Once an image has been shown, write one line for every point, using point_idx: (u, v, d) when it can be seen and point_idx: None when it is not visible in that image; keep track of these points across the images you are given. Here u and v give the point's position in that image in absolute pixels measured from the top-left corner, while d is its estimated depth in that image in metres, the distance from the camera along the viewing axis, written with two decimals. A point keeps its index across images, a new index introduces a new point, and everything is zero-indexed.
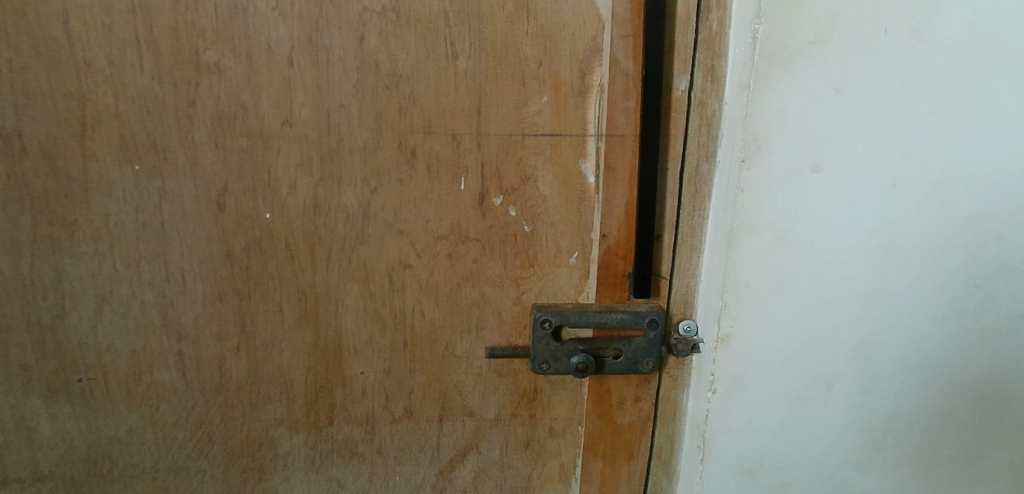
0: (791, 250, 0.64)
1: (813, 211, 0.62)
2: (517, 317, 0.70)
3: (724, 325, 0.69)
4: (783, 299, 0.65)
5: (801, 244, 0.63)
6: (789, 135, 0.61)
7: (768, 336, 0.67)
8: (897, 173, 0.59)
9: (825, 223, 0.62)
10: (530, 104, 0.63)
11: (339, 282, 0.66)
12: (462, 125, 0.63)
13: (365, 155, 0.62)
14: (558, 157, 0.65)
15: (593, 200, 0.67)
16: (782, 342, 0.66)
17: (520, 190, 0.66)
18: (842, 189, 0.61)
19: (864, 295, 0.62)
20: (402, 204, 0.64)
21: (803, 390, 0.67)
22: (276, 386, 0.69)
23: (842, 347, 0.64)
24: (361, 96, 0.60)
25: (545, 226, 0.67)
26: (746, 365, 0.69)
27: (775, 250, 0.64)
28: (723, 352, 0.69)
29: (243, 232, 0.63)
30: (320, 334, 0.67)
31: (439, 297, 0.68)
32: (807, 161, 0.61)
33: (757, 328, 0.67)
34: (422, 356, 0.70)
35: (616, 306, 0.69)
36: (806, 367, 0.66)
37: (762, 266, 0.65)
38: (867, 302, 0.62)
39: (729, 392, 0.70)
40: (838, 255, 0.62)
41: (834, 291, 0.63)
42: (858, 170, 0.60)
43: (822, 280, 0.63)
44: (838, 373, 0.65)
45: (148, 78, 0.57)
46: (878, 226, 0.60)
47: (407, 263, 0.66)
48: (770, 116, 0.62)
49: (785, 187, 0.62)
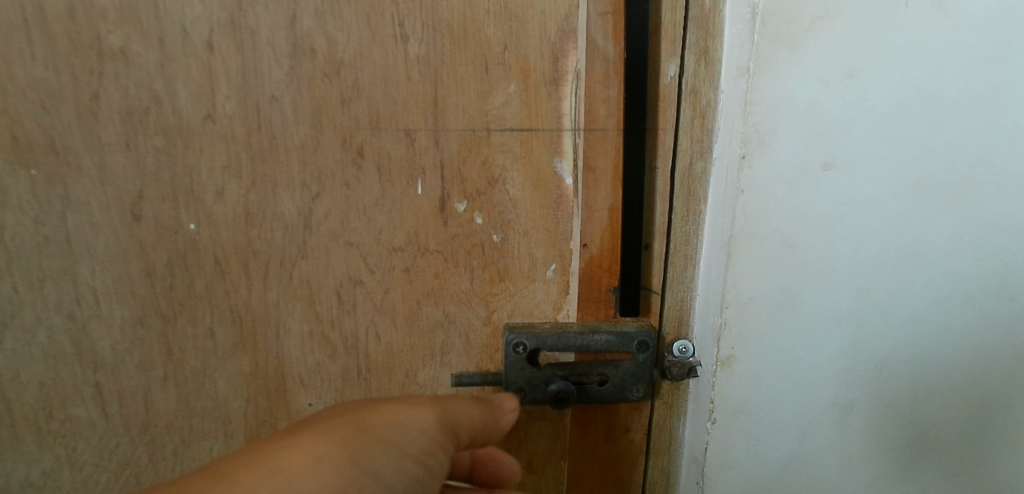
0: (797, 260, 0.53)
1: (818, 213, 0.51)
2: (487, 341, 0.62)
3: (724, 347, 0.59)
4: (788, 318, 0.55)
5: (805, 254, 0.53)
6: (794, 127, 0.52)
7: (772, 363, 0.57)
8: (920, 166, 0.46)
9: (835, 228, 0.51)
10: (494, 95, 0.54)
11: (280, 303, 0.57)
12: (416, 120, 0.54)
13: (303, 155, 0.53)
14: (529, 155, 0.57)
15: (571, 204, 0.58)
16: (788, 365, 0.56)
17: (486, 194, 0.57)
18: (852, 187, 0.50)
19: (889, 317, 0.50)
20: (349, 212, 0.56)
21: (812, 419, 0.56)
22: (212, 421, 0.61)
23: (862, 380, 0.52)
24: (298, 87, 0.52)
25: (516, 235, 0.59)
26: (750, 391, 0.59)
27: (780, 259, 0.54)
28: (726, 378, 0.60)
29: (164, 246, 0.54)
30: (259, 361, 0.59)
31: (397, 318, 0.60)
32: (812, 157, 0.51)
33: (762, 350, 0.57)
34: (378, 385, 0.62)
35: (601, 325, 0.61)
36: (818, 400, 0.55)
37: (765, 281, 0.55)
38: (892, 328, 0.50)
39: (733, 424, 0.61)
40: (849, 266, 0.51)
41: (848, 311, 0.52)
42: (872, 165, 0.48)
43: (832, 296, 0.52)
44: (857, 410, 0.53)
45: (40, 66, 0.49)
46: (902, 232, 0.48)
47: (358, 279, 0.58)
48: (773, 104, 0.52)
49: (789, 188, 0.52)
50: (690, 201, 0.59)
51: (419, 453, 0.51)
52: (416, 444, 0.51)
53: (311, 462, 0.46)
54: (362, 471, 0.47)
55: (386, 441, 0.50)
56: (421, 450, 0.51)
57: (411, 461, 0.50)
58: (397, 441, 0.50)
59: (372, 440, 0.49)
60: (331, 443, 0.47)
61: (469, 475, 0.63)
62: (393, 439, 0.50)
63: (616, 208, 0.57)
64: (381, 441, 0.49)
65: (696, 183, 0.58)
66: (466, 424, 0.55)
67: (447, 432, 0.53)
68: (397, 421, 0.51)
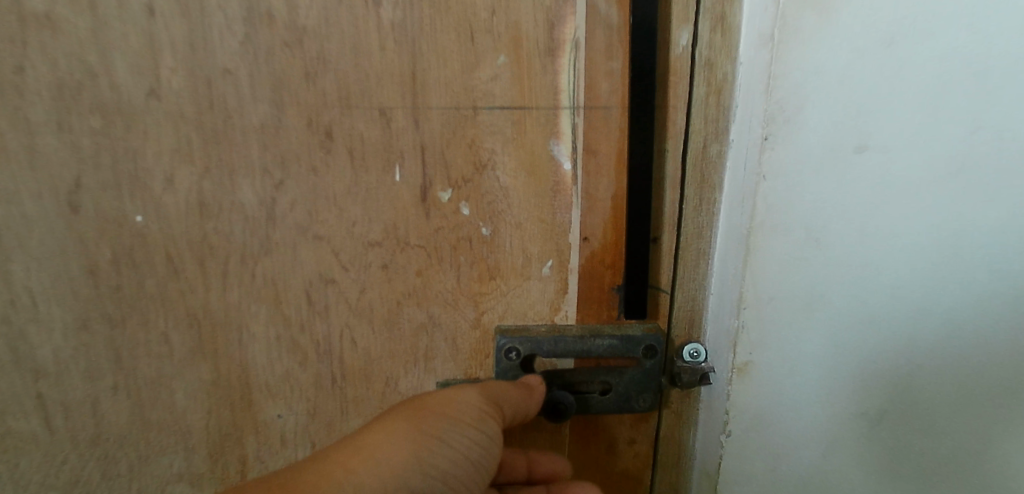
0: (823, 255, 0.46)
1: (850, 202, 0.44)
2: (476, 345, 0.55)
3: (741, 354, 0.52)
4: (813, 325, 0.48)
5: (832, 250, 0.45)
6: (827, 103, 0.44)
7: (796, 373, 0.49)
8: (961, 142, 0.39)
9: (871, 219, 0.43)
10: (482, 67, 0.48)
11: (243, 304, 0.51)
12: (392, 97, 0.47)
13: (264, 138, 0.47)
14: (522, 137, 0.50)
15: (570, 193, 0.51)
16: (810, 374, 0.49)
17: (474, 181, 0.50)
18: (887, 170, 0.42)
19: (923, 320, 0.43)
20: (318, 202, 0.49)
21: (834, 432, 0.49)
22: (170, 435, 0.54)
23: (891, 389, 0.45)
24: (254, 59, 0.45)
25: (508, 227, 0.52)
26: (768, 403, 0.52)
27: (806, 256, 0.47)
28: (743, 391, 0.53)
29: (108, 241, 0.48)
30: (221, 368, 0.53)
31: (374, 320, 0.53)
32: (844, 138, 0.43)
33: (783, 359, 0.50)
34: (356, 394, 0.55)
35: (604, 328, 0.55)
36: (850, 415, 0.47)
37: (790, 282, 0.48)
38: (920, 331, 0.43)
39: (755, 441, 0.53)
40: (883, 263, 0.43)
41: (881, 315, 0.44)
42: (911, 144, 0.41)
43: (862, 297, 0.45)
44: (881, 421, 0.46)
45: None
46: (938, 219, 0.41)
47: (330, 278, 0.51)
48: (802, 77, 0.44)
49: (818, 174, 0.45)
50: (703, 188, 0.52)
51: (474, 421, 0.50)
52: (468, 411, 0.50)
53: (381, 437, 0.48)
54: (425, 441, 0.49)
55: (440, 413, 0.50)
56: (475, 414, 0.50)
57: (467, 428, 0.50)
58: (451, 411, 0.50)
59: (428, 412, 0.50)
60: (396, 418, 0.50)
61: (528, 479, 0.59)
62: (447, 411, 0.50)
63: (619, 197, 0.51)
64: (436, 412, 0.50)
65: (710, 166, 0.51)
66: (511, 392, 0.52)
67: (497, 400, 0.51)
68: (447, 395, 0.51)
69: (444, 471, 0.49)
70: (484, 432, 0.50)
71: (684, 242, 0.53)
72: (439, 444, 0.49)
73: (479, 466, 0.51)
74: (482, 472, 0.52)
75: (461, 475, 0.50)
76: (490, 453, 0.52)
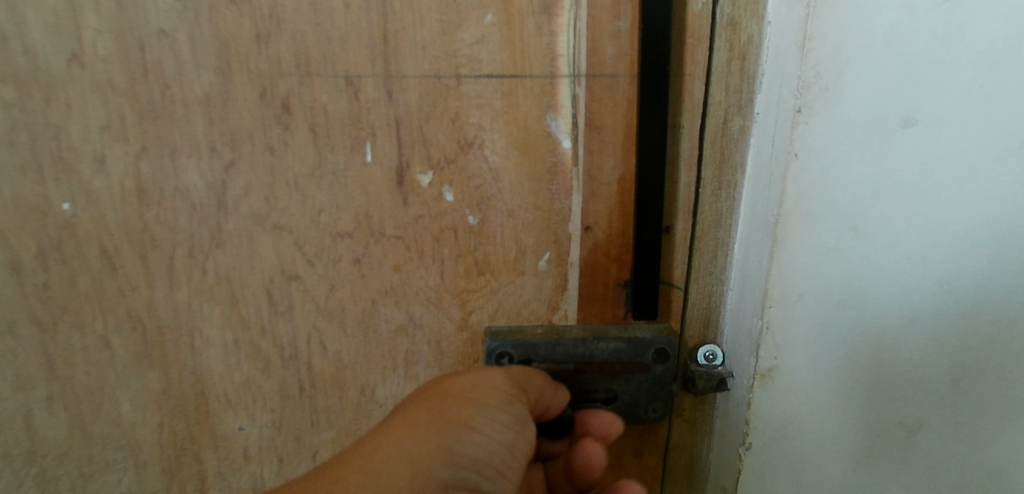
0: (861, 250, 0.36)
1: (889, 190, 0.35)
2: (463, 349, 0.49)
3: (765, 358, 0.43)
4: (840, 339, 0.39)
5: (865, 249, 0.36)
6: (870, 68, 0.34)
7: (817, 396, 0.41)
8: None
9: (913, 212, 0.34)
10: (465, 27, 0.40)
11: (195, 304, 0.45)
12: (359, 62, 0.40)
13: (209, 111, 0.40)
14: (513, 110, 0.43)
15: (569, 175, 0.45)
16: (842, 392, 0.39)
17: (458, 162, 0.43)
18: (938, 151, 0.32)
19: (974, 346, 0.33)
20: (277, 187, 0.42)
21: (868, 464, 0.39)
22: (118, 450, 0.49)
23: (927, 428, 0.35)
24: (194, 17, 0.38)
25: (498, 215, 0.45)
26: (793, 422, 0.43)
27: (840, 249, 0.37)
28: (757, 409, 0.45)
29: (31, 232, 0.42)
30: (172, 376, 0.47)
31: (347, 322, 0.47)
32: (887, 110, 0.34)
33: (812, 373, 0.41)
34: (327, 404, 0.49)
35: (609, 329, 0.48)
36: (875, 452, 0.38)
37: (814, 285, 0.39)
38: (969, 359, 0.33)
39: (768, 469, 0.45)
40: (927, 268, 0.34)
41: (922, 333, 0.35)
42: (973, 119, 0.31)
43: (905, 303, 0.35)
44: (909, 462, 0.37)
45: None
46: (1002, 216, 0.31)
47: (294, 274, 0.45)
48: (840, 36, 0.35)
49: (853, 154, 0.36)
50: (723, 167, 0.44)
51: (504, 404, 0.42)
52: (495, 393, 0.42)
53: (403, 429, 0.39)
54: (456, 431, 0.40)
55: (465, 398, 0.42)
56: (504, 395, 0.42)
57: (497, 412, 0.42)
58: (476, 395, 0.42)
59: (452, 399, 0.41)
60: (416, 409, 0.41)
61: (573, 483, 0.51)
62: (471, 396, 0.42)
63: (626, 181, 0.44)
64: (461, 398, 0.42)
65: (732, 144, 0.43)
66: (534, 380, 0.45)
67: (519, 384, 0.44)
68: (465, 379, 0.43)
69: (479, 464, 0.40)
70: (516, 415, 0.42)
71: (700, 231, 0.45)
72: (470, 432, 0.40)
73: (511, 454, 0.43)
74: (516, 460, 0.44)
75: (495, 467, 0.42)
76: (523, 437, 0.44)
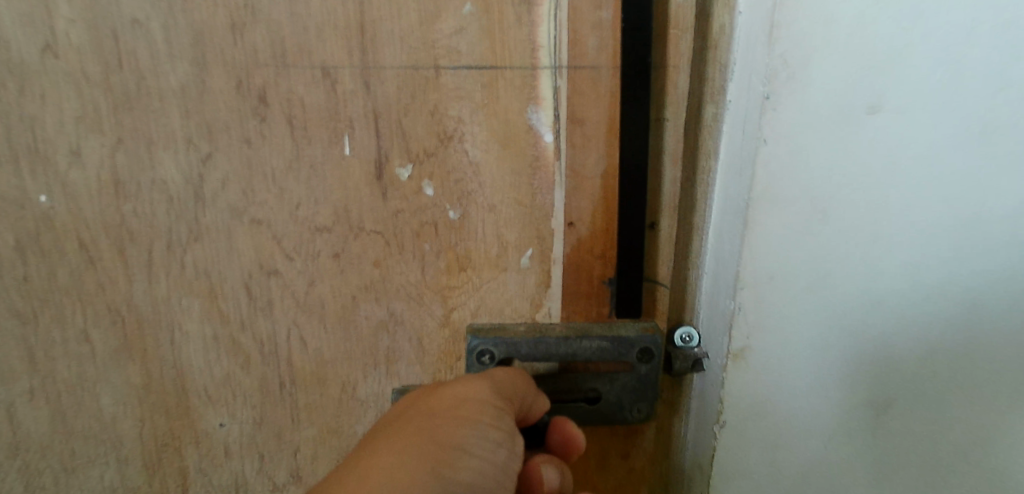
0: (831, 240, 0.35)
1: (861, 178, 0.34)
2: (445, 347, 0.48)
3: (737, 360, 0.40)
4: (825, 343, 0.37)
5: (848, 247, 0.35)
6: (841, 53, 0.33)
7: (804, 402, 0.39)
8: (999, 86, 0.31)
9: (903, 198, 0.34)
10: (444, 18, 0.40)
11: (174, 299, 0.45)
12: (337, 53, 0.40)
13: (185, 103, 0.40)
14: (493, 103, 0.42)
15: (552, 169, 0.44)
16: (814, 387, 0.38)
17: (438, 156, 0.43)
18: (915, 133, 0.33)
19: (972, 313, 0.34)
20: (254, 180, 0.42)
21: (846, 450, 0.39)
22: (98, 445, 0.48)
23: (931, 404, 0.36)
24: (167, 7, 0.37)
25: (480, 210, 0.45)
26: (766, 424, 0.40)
27: (812, 242, 0.36)
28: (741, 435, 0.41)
29: (10, 223, 0.42)
30: (152, 372, 0.47)
31: (326, 318, 0.46)
32: (852, 96, 0.33)
33: (784, 371, 0.39)
34: (308, 401, 0.49)
35: (592, 327, 0.47)
36: (877, 438, 0.38)
37: (792, 291, 0.37)
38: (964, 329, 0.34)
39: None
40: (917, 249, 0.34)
41: (917, 314, 0.35)
42: (940, 102, 0.32)
43: (877, 290, 0.35)
44: (914, 441, 0.37)
45: None
46: (983, 185, 0.33)
47: (272, 268, 0.44)
48: (800, 30, 0.33)
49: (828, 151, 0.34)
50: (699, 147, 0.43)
51: (493, 419, 0.41)
52: (483, 407, 0.42)
53: (391, 455, 0.38)
54: (447, 454, 0.39)
55: (453, 415, 0.41)
56: (492, 409, 0.42)
57: (488, 429, 0.41)
58: (464, 411, 0.41)
59: (439, 417, 0.41)
60: (405, 432, 0.40)
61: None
62: (459, 412, 0.41)
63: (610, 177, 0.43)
64: (449, 416, 0.41)
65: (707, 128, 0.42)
66: (520, 384, 0.45)
67: (507, 394, 0.43)
68: (452, 393, 0.42)
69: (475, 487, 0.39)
70: (505, 429, 0.42)
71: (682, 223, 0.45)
72: (462, 454, 0.40)
73: (509, 471, 0.42)
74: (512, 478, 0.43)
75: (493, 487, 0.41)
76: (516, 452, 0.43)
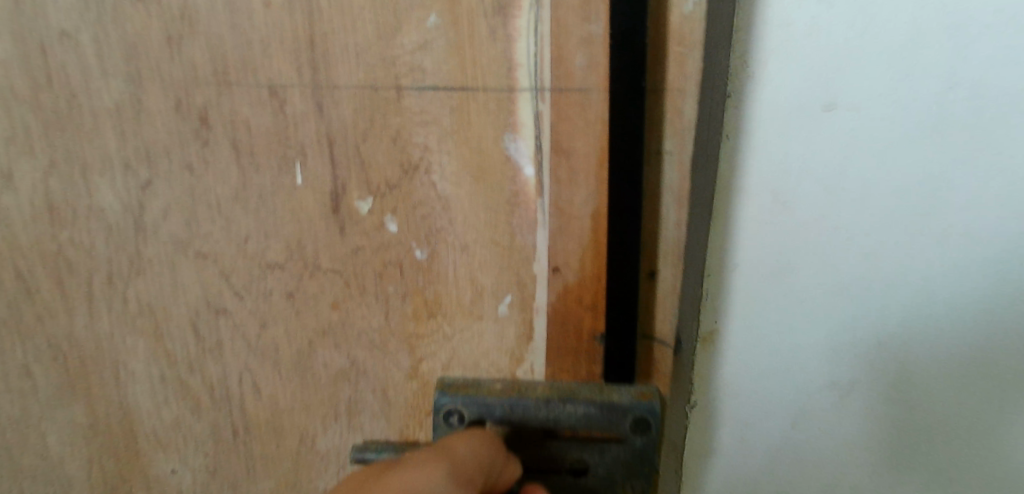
0: (787, 227, 0.38)
1: (816, 171, 0.37)
2: (413, 401, 0.42)
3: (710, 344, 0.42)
4: (822, 335, 0.41)
5: (837, 248, 0.38)
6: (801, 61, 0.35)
7: (804, 390, 0.43)
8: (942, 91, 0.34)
9: (892, 199, 0.37)
10: (406, 30, 0.34)
11: (117, 336, 0.41)
12: (284, 71, 0.35)
13: (120, 124, 0.36)
14: (464, 129, 0.36)
15: (533, 206, 0.38)
16: (772, 360, 0.42)
17: (402, 188, 0.37)
18: (886, 138, 0.36)
19: (928, 282, 0.39)
20: (199, 210, 0.38)
21: (802, 408, 0.43)
22: (47, 484, 0.45)
23: (919, 375, 0.41)
24: (97, 19, 0.34)
25: (451, 250, 0.39)
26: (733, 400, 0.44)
27: (771, 230, 0.39)
28: (747, 427, 0.45)
29: None
30: (99, 411, 0.43)
31: (281, 363, 0.41)
32: (811, 98, 0.35)
33: (748, 349, 0.42)
34: (264, 452, 0.44)
35: (580, 390, 0.40)
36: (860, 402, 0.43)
37: (786, 298, 0.40)
38: (954, 305, 0.39)
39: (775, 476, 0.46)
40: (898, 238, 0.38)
41: (899, 297, 0.39)
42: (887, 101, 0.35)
43: (829, 269, 0.39)
44: (907, 408, 0.42)
45: None
46: (935, 166, 0.36)
47: (221, 307, 0.40)
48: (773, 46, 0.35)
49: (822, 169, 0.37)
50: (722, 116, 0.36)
51: None
52: None
53: None
54: None
55: None
56: None
57: None
58: None
59: None
60: None
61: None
62: None
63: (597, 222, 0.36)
64: None
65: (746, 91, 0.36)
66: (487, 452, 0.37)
67: (469, 475, 0.35)
68: (400, 481, 0.35)
69: None
70: None
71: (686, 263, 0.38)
72: None
73: None
74: None
75: None
76: None
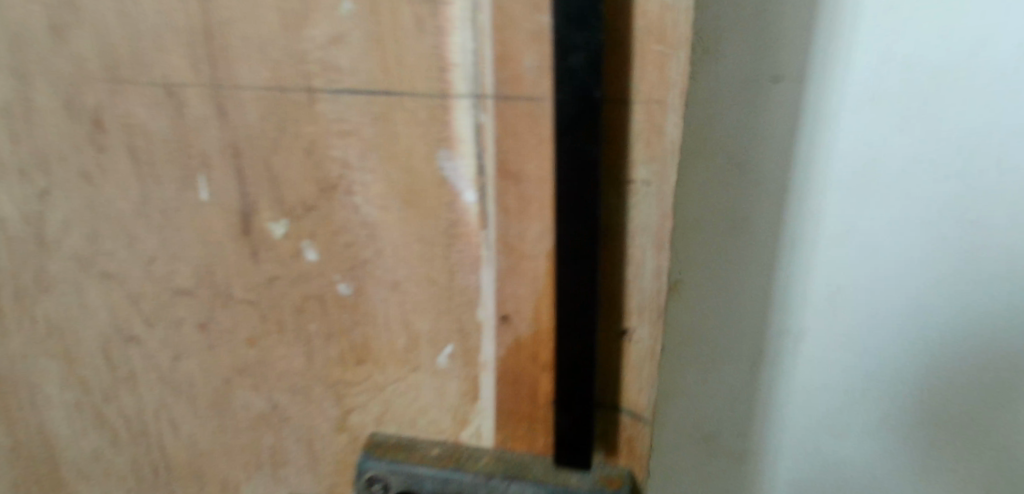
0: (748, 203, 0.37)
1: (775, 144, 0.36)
2: (342, 458, 0.36)
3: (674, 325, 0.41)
4: (806, 297, 0.40)
5: (831, 206, 0.37)
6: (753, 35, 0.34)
7: (770, 368, 0.42)
8: (900, 59, 0.33)
9: (877, 150, 0.35)
10: (315, 19, 0.28)
11: (30, 357, 0.37)
12: (179, 66, 0.29)
13: (15, 125, 0.32)
14: (390, 143, 0.29)
15: (477, 240, 0.30)
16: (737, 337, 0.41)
17: (319, 211, 0.31)
18: (844, 107, 0.35)
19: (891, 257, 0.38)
20: (99, 225, 0.33)
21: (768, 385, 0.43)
22: None
23: (903, 343, 0.40)
24: None
25: (380, 287, 0.32)
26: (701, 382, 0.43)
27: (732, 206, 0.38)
28: (715, 407, 0.44)
29: None
30: (19, 434, 0.40)
31: (198, 400, 0.36)
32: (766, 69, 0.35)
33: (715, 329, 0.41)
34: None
35: (531, 467, 0.32)
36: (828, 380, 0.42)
37: (768, 257, 0.39)
38: (944, 270, 0.38)
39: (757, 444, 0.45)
40: (893, 194, 0.36)
41: (887, 256, 0.38)
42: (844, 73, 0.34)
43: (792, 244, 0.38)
44: (890, 376, 0.41)
45: None
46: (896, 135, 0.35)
47: (130, 333, 0.35)
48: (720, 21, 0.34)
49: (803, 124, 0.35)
50: (695, 72, 0.35)
51: None
52: None
53: None
54: None
55: None
56: None
57: None
58: None
59: None
60: None
61: None
62: None
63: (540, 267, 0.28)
64: None
65: (711, 41, 0.34)
66: None
67: None
68: None
69: None
70: None
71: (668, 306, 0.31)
72: None
73: None
74: None
75: None
76: None
